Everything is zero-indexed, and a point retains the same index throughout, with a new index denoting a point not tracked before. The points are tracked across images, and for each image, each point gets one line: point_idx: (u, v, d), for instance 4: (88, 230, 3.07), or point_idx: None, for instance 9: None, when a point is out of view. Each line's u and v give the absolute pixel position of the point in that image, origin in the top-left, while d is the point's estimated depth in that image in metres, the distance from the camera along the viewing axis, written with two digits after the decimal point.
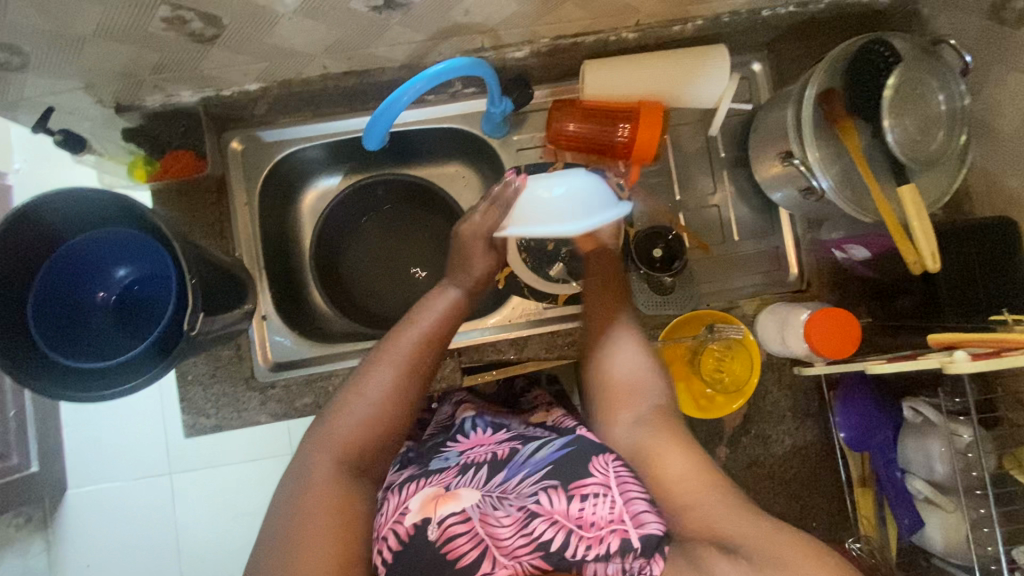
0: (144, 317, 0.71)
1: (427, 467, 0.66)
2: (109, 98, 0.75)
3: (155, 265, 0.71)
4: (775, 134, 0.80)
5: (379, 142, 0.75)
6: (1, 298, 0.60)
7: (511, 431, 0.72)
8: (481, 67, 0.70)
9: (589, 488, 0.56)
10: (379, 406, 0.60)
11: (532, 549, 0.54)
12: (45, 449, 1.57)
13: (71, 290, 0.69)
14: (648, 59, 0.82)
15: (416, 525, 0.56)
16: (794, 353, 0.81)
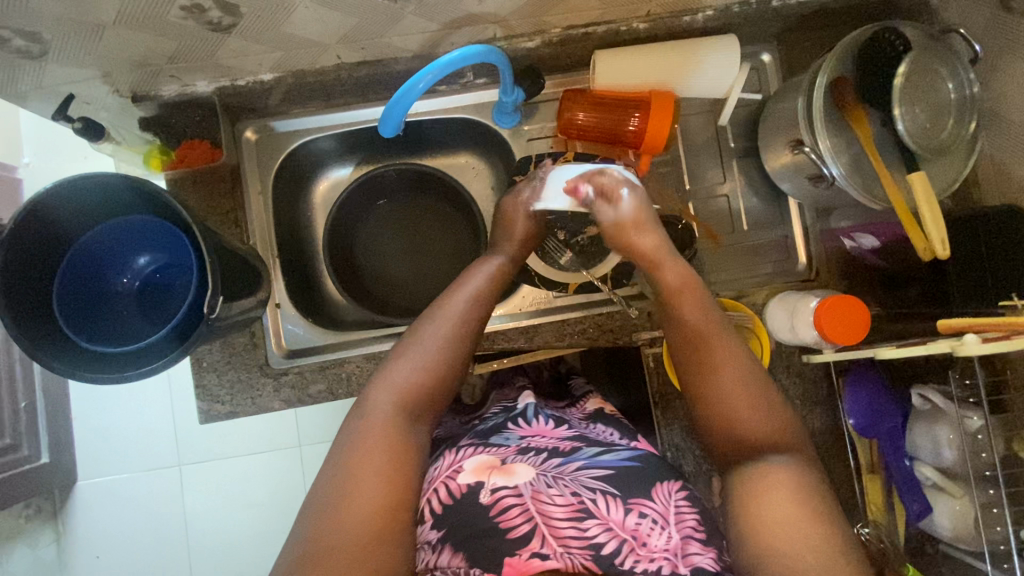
0: (166, 303, 0.74)
1: (487, 440, 0.71)
2: (126, 88, 0.76)
3: (177, 254, 0.74)
4: (785, 123, 0.81)
5: (393, 130, 0.75)
6: (27, 284, 0.61)
7: (573, 428, 0.74)
8: (495, 56, 0.70)
9: (648, 510, 0.60)
10: (432, 360, 0.66)
11: (583, 547, 0.56)
12: (56, 440, 1.59)
13: (92, 276, 0.71)
14: (658, 48, 0.82)
15: (468, 486, 0.63)
16: (803, 341, 0.81)
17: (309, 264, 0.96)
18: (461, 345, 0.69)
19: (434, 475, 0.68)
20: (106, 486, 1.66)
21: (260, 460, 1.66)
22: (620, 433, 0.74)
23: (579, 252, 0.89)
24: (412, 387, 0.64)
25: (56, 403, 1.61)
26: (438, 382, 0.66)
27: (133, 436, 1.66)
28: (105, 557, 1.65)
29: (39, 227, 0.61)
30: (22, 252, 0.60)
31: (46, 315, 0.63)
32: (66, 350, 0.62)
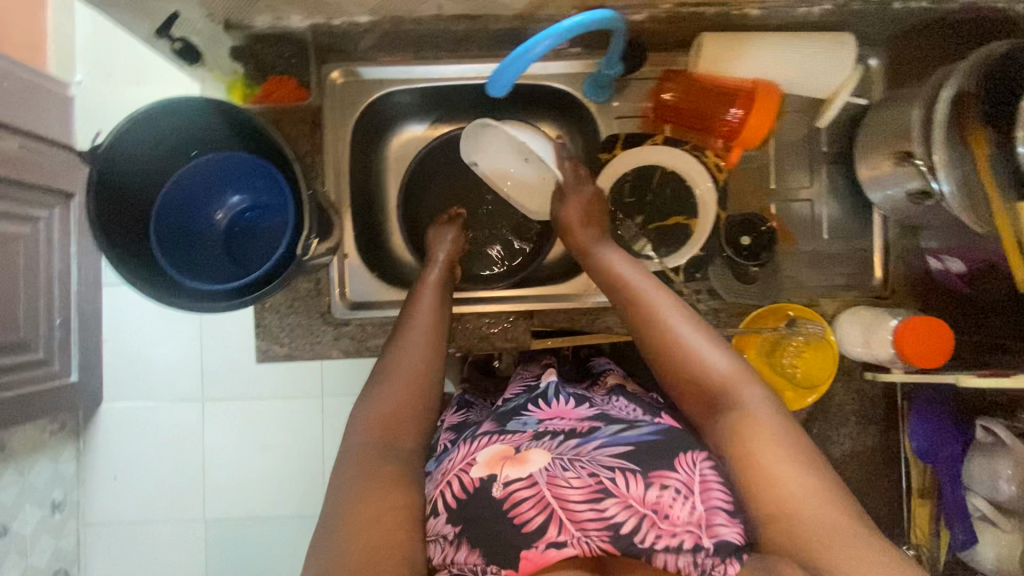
0: (256, 244, 0.73)
1: (505, 427, 0.69)
2: (221, 13, 0.73)
3: (271, 196, 0.71)
4: (893, 132, 0.77)
5: (500, 90, 0.72)
6: (129, 205, 0.62)
7: (594, 405, 0.71)
8: (618, 22, 0.68)
9: (671, 482, 0.57)
10: (406, 385, 0.68)
11: (601, 528, 0.56)
12: (85, 361, 1.62)
13: (188, 210, 0.70)
14: (770, 38, 0.79)
15: (481, 480, 0.60)
16: (874, 358, 0.80)
17: (374, 218, 0.94)
18: (423, 358, 0.72)
19: (448, 466, 0.65)
20: (129, 411, 1.70)
21: (281, 404, 1.68)
22: (643, 408, 0.71)
23: (653, 239, 0.87)
24: (388, 413, 0.66)
25: (89, 325, 1.62)
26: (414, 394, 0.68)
27: (162, 365, 1.69)
28: (121, 479, 1.70)
29: (138, 148, 0.61)
30: (116, 179, 0.60)
31: (137, 239, 0.63)
32: (152, 277, 0.62)
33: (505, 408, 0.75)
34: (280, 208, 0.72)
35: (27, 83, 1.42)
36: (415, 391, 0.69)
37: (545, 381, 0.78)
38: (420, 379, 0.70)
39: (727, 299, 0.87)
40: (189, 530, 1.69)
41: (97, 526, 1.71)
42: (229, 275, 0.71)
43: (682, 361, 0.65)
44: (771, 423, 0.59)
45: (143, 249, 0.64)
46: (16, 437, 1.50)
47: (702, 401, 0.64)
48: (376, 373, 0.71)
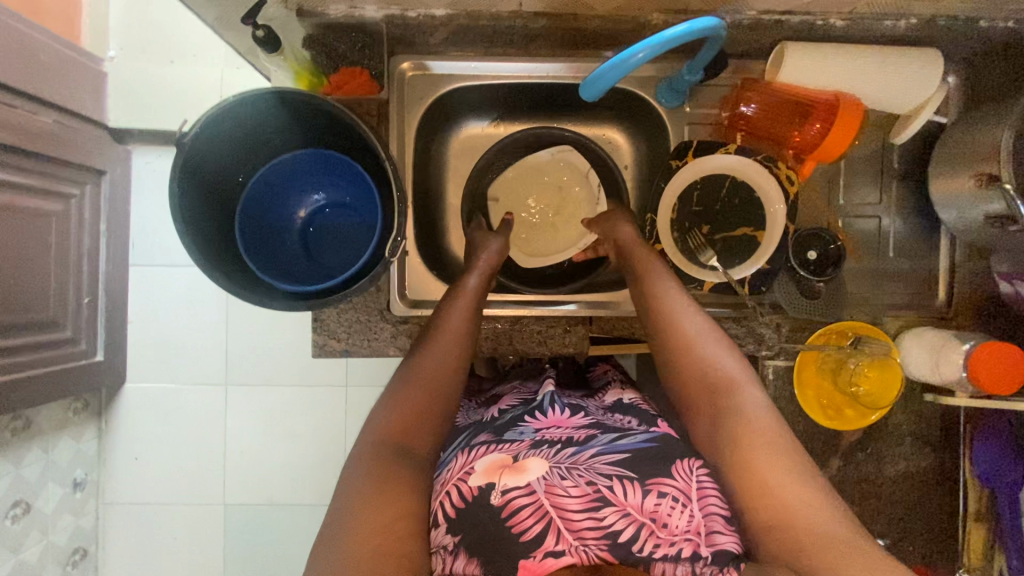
0: (335, 244, 0.73)
1: (502, 436, 0.69)
2: (295, 1, 0.72)
3: (351, 194, 0.71)
4: (975, 153, 0.76)
5: (593, 95, 0.73)
6: (215, 199, 0.63)
7: (589, 415, 0.74)
8: (722, 29, 0.66)
9: (668, 490, 0.60)
10: (425, 395, 0.68)
11: (600, 537, 0.58)
12: (112, 340, 1.59)
13: (271, 204, 0.71)
14: (856, 52, 0.77)
15: (479, 488, 0.61)
16: (940, 380, 0.79)
17: (431, 215, 0.93)
18: (447, 373, 0.71)
19: (446, 476, 0.65)
20: (154, 391, 1.66)
21: (304, 392, 1.65)
22: (639, 420, 0.73)
23: (718, 250, 0.87)
24: (404, 421, 0.66)
25: (117, 304, 1.60)
26: (430, 409, 0.68)
27: (188, 346, 1.66)
28: (143, 459, 1.67)
29: (229, 142, 0.61)
30: (207, 174, 0.60)
31: (225, 233, 0.64)
32: (233, 268, 0.61)
33: (500, 420, 0.75)
34: (361, 210, 0.71)
35: (65, 57, 1.40)
36: (431, 406, 0.68)
37: (540, 394, 0.79)
38: (440, 393, 0.69)
39: (792, 314, 0.85)
40: (209, 515, 1.66)
41: (116, 505, 1.67)
42: (305, 272, 0.70)
43: (694, 356, 0.70)
44: (763, 419, 0.64)
45: (226, 240, 0.64)
46: (41, 413, 1.48)
47: (705, 399, 0.68)
48: (399, 376, 0.71)
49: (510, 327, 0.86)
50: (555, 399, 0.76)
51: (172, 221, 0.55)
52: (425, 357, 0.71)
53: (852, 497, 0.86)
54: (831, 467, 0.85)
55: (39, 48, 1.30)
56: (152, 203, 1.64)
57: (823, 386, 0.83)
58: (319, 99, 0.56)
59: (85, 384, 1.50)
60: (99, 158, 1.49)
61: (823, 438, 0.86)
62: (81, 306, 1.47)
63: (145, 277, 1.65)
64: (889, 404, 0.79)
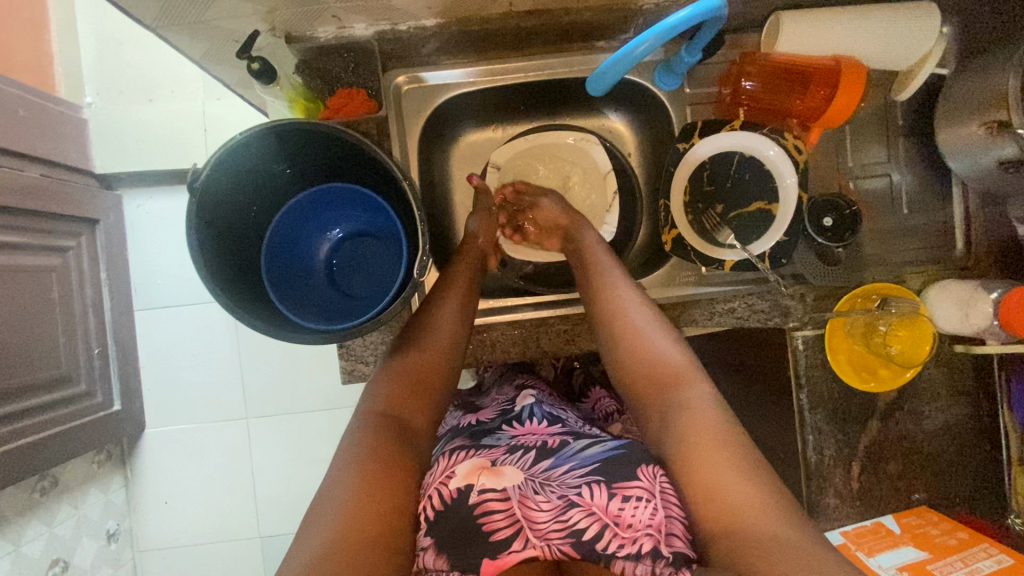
0: (360, 273, 0.72)
1: (479, 441, 0.72)
2: (282, 26, 0.71)
3: (370, 222, 0.70)
4: (982, 100, 0.75)
5: (604, 87, 0.73)
6: (242, 242, 0.63)
7: (566, 426, 0.76)
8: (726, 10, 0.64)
9: (634, 491, 0.58)
10: (417, 388, 0.70)
11: (564, 536, 0.57)
12: (127, 387, 1.57)
13: (294, 245, 0.70)
14: (853, 14, 0.76)
15: (458, 490, 0.61)
16: (972, 330, 0.80)
17: (440, 226, 0.93)
18: (440, 367, 0.72)
19: (426, 480, 0.65)
20: (176, 433, 1.65)
21: (325, 414, 1.64)
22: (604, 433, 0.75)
23: (735, 228, 0.85)
24: (396, 411, 0.67)
25: (127, 351, 1.58)
26: (420, 399, 0.69)
27: (204, 384, 1.65)
28: (173, 502, 1.66)
29: (245, 180, 0.60)
30: (226, 215, 0.60)
31: (252, 275, 0.64)
32: (257, 305, 0.60)
33: (480, 426, 0.78)
34: (381, 235, 0.70)
35: (43, 109, 1.38)
36: (425, 394, 0.70)
37: (519, 406, 0.81)
38: (430, 382, 0.71)
39: (816, 284, 0.85)
40: (248, 549, 1.66)
41: (153, 551, 1.66)
42: (334, 306, 0.69)
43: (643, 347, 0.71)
44: (713, 419, 0.62)
45: (252, 282, 0.63)
46: (65, 470, 1.47)
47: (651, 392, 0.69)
48: (390, 368, 0.71)
49: (536, 329, 0.85)
50: (534, 412, 0.79)
51: (195, 268, 0.54)
52: (416, 354, 0.72)
53: (895, 457, 0.86)
54: (870, 430, 0.85)
55: (15, 105, 1.28)
56: (149, 246, 1.62)
57: (855, 350, 0.82)
58: (333, 127, 0.55)
59: (106, 436, 1.48)
60: (90, 207, 1.47)
61: (860, 401, 0.85)
62: (91, 358, 1.46)
63: (153, 321, 1.64)
64: (922, 360, 0.79)
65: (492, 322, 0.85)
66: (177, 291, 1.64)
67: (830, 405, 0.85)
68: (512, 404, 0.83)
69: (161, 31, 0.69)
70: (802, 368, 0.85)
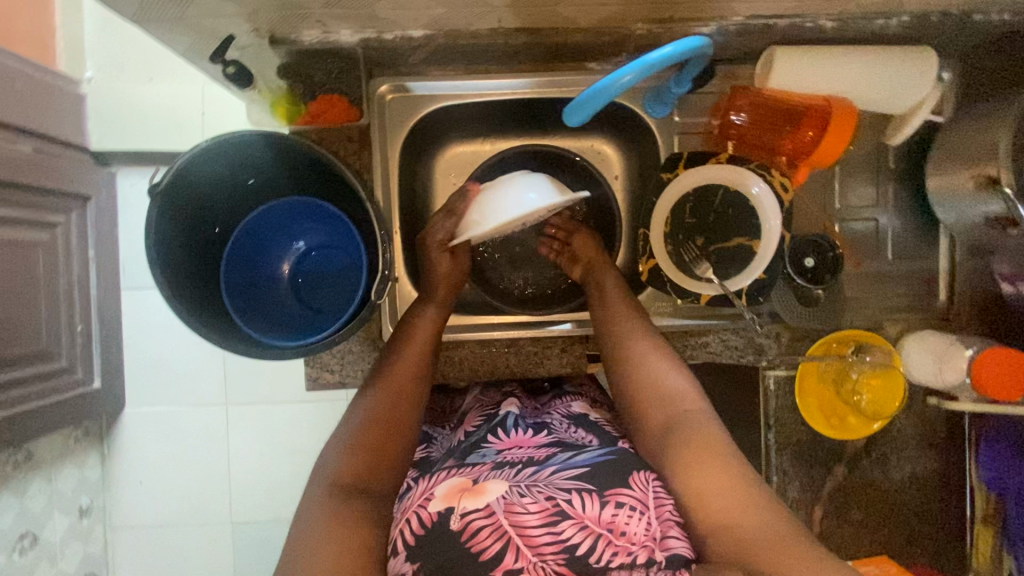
0: (323, 287, 0.71)
1: (465, 461, 0.68)
2: (265, 29, 0.69)
3: (335, 236, 0.69)
4: (973, 152, 0.74)
5: (580, 119, 0.71)
6: (202, 248, 0.62)
7: (552, 433, 0.73)
8: (709, 49, 0.64)
9: (625, 500, 0.58)
10: (379, 428, 0.67)
11: (557, 551, 0.54)
12: (108, 365, 1.57)
13: (256, 256, 0.69)
14: (849, 54, 0.74)
15: (439, 513, 0.58)
16: (946, 385, 0.78)
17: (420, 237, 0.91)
18: (405, 405, 0.70)
19: (407, 505, 0.63)
20: (154, 414, 1.66)
21: (304, 407, 1.64)
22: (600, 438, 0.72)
23: (715, 262, 0.84)
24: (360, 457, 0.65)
25: (111, 330, 1.59)
26: (383, 439, 0.67)
27: (185, 367, 1.65)
28: (148, 482, 1.67)
29: (203, 187, 0.59)
30: (185, 224, 0.59)
31: (210, 283, 0.63)
32: (214, 318, 0.59)
33: (464, 442, 0.75)
34: (346, 249, 0.69)
35: (39, 82, 1.37)
36: (389, 436, 0.67)
37: (502, 413, 0.79)
38: (400, 414, 0.69)
39: (792, 325, 0.84)
40: (220, 534, 1.66)
41: (126, 528, 1.67)
42: (295, 319, 0.69)
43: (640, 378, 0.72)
44: (712, 443, 0.62)
45: (209, 290, 0.62)
46: (42, 445, 1.48)
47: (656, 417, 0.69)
48: (353, 413, 0.69)
49: (507, 350, 0.85)
50: (517, 420, 0.76)
51: (152, 273, 0.53)
52: (380, 395, 0.70)
53: (859, 503, 0.85)
54: (835, 475, 0.84)
55: (10, 77, 1.27)
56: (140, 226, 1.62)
57: (826, 396, 0.82)
58: (296, 141, 0.55)
59: (83, 413, 1.49)
60: (82, 184, 1.46)
61: (827, 446, 0.85)
62: (74, 335, 1.46)
63: (139, 301, 1.63)
64: (892, 414, 0.78)
65: (462, 339, 0.85)
66: None
67: (796, 447, 0.84)
68: (495, 410, 0.81)
69: (139, 25, 0.67)
70: (772, 409, 0.85)
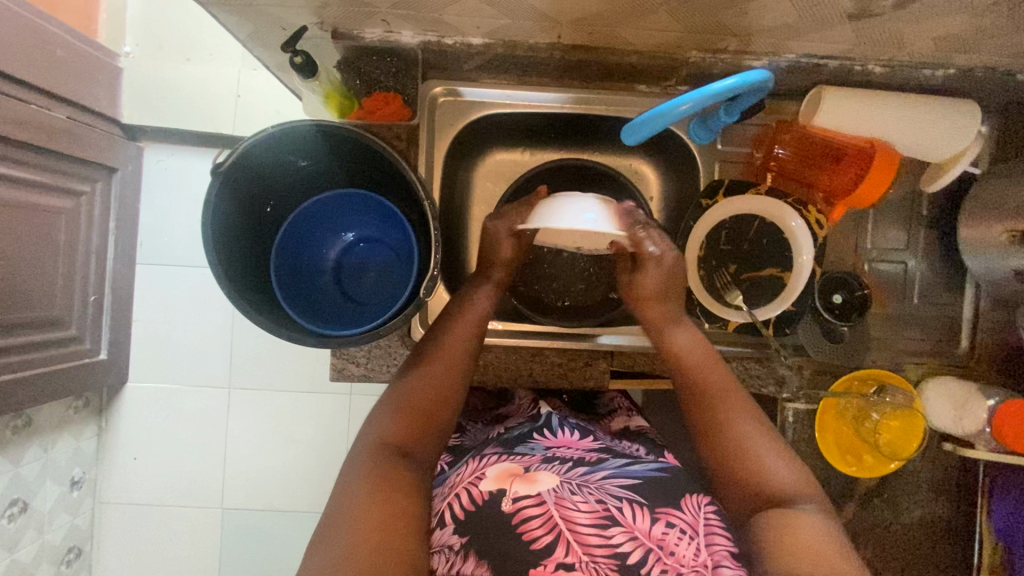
0: (367, 281, 0.72)
1: (513, 449, 0.73)
2: (330, 23, 0.71)
3: (386, 231, 0.70)
4: (1008, 205, 0.75)
5: (635, 139, 0.73)
6: (258, 230, 0.63)
7: (599, 440, 0.77)
8: (770, 81, 0.67)
9: (677, 521, 0.60)
10: (422, 402, 0.68)
11: (608, 556, 0.57)
12: (115, 338, 1.57)
13: (305, 243, 0.70)
14: (894, 100, 0.76)
15: (490, 493, 0.63)
16: (961, 432, 0.80)
17: (454, 239, 0.92)
18: (451, 385, 0.70)
19: (456, 480, 0.69)
20: (156, 391, 1.65)
21: (306, 397, 1.64)
22: (646, 448, 0.77)
23: (745, 290, 0.85)
24: (402, 430, 0.66)
25: (122, 303, 1.58)
26: (427, 415, 0.68)
27: (192, 347, 1.64)
28: (141, 459, 1.65)
29: (270, 169, 0.60)
30: (245, 203, 0.60)
31: (261, 263, 0.64)
32: (261, 302, 0.60)
33: (509, 431, 0.79)
34: (395, 245, 0.70)
35: (81, 52, 1.38)
36: (428, 415, 0.68)
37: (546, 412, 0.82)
38: (434, 416, 0.68)
39: (814, 358, 0.85)
40: (208, 519, 1.65)
41: (114, 504, 1.65)
42: (336, 309, 0.69)
43: (710, 396, 0.70)
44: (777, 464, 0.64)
45: (258, 271, 0.63)
46: (42, 411, 1.47)
47: (733, 454, 0.66)
48: (397, 385, 0.70)
49: (532, 357, 0.85)
50: (564, 422, 0.80)
51: (205, 249, 0.54)
52: (425, 369, 0.70)
53: (867, 542, 0.85)
54: (846, 512, 0.85)
55: (54, 44, 1.28)
56: (162, 202, 1.62)
57: (843, 432, 0.82)
58: (364, 137, 0.55)
59: (86, 383, 1.48)
60: (110, 155, 1.47)
61: (841, 482, 0.85)
62: (86, 304, 1.46)
63: (152, 276, 1.63)
64: (909, 455, 0.79)
65: (489, 344, 0.85)
66: (181, 251, 1.63)
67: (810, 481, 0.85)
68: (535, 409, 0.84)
69: (208, 7, 0.68)
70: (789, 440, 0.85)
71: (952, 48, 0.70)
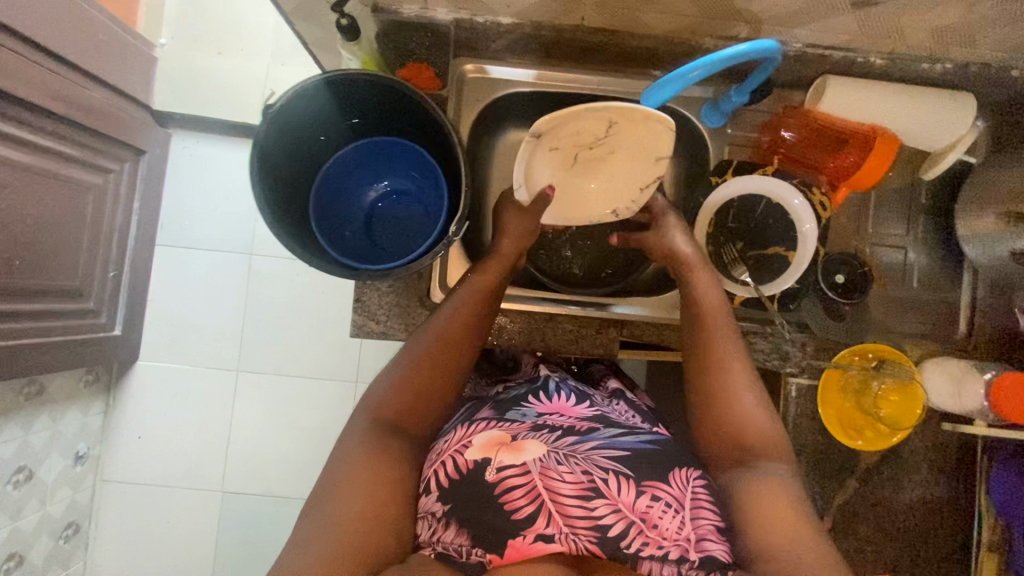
0: (396, 228, 0.78)
1: (504, 416, 0.75)
2: None
3: (418, 183, 0.77)
4: (1002, 193, 0.80)
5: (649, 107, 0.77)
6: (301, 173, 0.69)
7: (593, 407, 0.80)
8: (778, 55, 0.71)
9: (662, 494, 0.62)
10: (420, 380, 0.70)
11: (589, 528, 0.59)
12: (130, 315, 1.60)
13: (344, 187, 0.76)
14: (894, 90, 0.81)
15: (475, 461, 0.65)
16: (964, 408, 0.83)
17: (474, 211, 0.96)
18: (451, 359, 0.72)
19: (443, 447, 0.70)
20: (165, 370, 1.67)
21: (312, 383, 1.66)
22: (641, 417, 0.80)
23: (750, 266, 0.88)
24: (398, 406, 0.68)
25: (139, 281, 1.62)
26: (425, 392, 0.70)
27: (204, 329, 1.67)
28: (146, 438, 1.66)
29: (319, 115, 0.65)
30: (294, 144, 0.66)
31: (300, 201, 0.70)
32: (299, 230, 0.66)
33: (506, 396, 0.82)
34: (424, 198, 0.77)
35: (121, 38, 1.45)
36: (425, 391, 0.70)
37: (545, 378, 0.86)
38: (433, 389, 0.70)
39: (819, 336, 0.88)
40: (207, 501, 1.65)
41: (115, 482, 1.66)
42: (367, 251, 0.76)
43: (710, 372, 0.72)
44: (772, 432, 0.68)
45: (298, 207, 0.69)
46: (54, 382, 1.49)
47: (730, 424, 0.68)
48: (398, 359, 0.72)
49: (544, 323, 0.88)
50: (561, 387, 0.83)
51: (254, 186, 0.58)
52: (424, 345, 0.72)
53: (868, 519, 0.87)
54: (846, 488, 0.86)
55: (95, 28, 1.35)
56: (186, 186, 1.68)
57: (843, 406, 0.85)
58: (396, 81, 0.60)
59: (99, 357, 1.50)
60: (140, 138, 1.53)
61: (841, 458, 0.87)
62: (106, 278, 1.50)
63: (171, 258, 1.67)
64: (911, 425, 0.81)
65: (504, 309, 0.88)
66: (199, 235, 1.68)
67: (811, 455, 0.87)
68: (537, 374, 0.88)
69: None
70: (791, 415, 0.88)
71: (948, 41, 0.75)
